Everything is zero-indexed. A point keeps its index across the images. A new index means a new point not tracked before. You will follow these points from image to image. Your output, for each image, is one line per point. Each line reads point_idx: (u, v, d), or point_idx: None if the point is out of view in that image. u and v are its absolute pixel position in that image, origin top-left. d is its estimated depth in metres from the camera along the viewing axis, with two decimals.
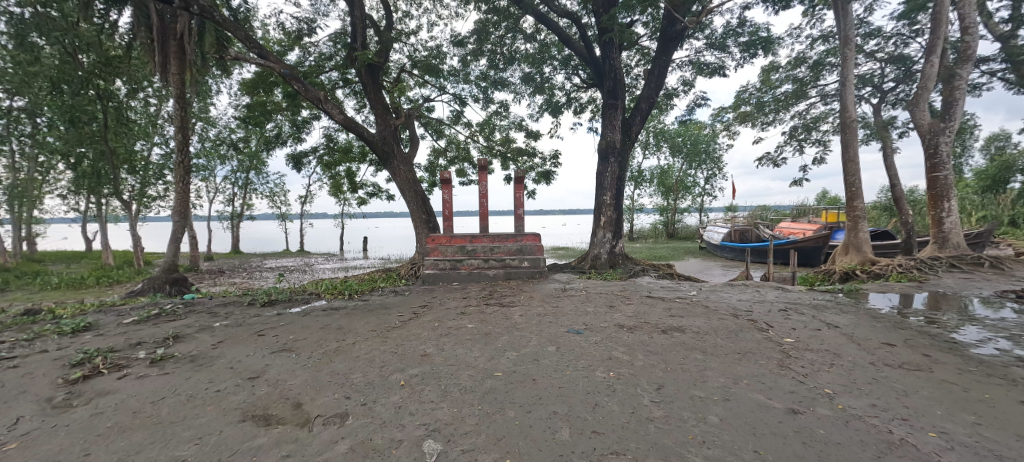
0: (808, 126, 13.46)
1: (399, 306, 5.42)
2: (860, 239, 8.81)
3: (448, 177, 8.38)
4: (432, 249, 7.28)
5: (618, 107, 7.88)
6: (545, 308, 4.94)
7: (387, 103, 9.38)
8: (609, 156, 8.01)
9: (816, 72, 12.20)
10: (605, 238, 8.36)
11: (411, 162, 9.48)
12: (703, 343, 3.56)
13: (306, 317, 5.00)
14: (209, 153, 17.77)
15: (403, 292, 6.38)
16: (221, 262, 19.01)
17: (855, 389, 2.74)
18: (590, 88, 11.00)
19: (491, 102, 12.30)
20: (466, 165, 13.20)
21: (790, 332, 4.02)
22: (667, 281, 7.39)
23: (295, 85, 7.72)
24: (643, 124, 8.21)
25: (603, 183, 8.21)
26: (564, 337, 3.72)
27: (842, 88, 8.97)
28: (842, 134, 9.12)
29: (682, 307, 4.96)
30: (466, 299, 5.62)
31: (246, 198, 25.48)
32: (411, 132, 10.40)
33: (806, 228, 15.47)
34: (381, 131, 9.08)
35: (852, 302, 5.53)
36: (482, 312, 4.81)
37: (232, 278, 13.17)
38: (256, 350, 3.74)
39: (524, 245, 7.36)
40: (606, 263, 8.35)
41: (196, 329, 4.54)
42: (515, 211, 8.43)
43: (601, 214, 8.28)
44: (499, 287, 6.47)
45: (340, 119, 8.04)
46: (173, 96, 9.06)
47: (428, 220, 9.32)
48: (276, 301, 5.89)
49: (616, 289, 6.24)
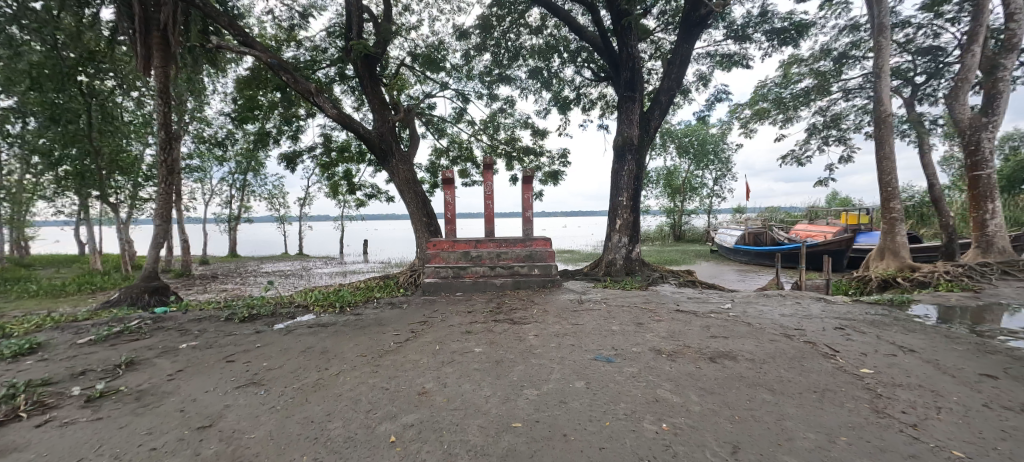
0: (829, 124, 12.79)
1: (395, 322, 4.77)
2: (897, 244, 8.11)
3: (451, 177, 7.74)
4: (432, 255, 6.59)
5: (636, 99, 7.23)
6: (563, 325, 4.27)
7: (385, 98, 8.73)
8: (626, 153, 7.36)
9: (839, 65, 11.52)
10: (620, 243, 7.70)
11: (411, 161, 8.83)
12: (765, 377, 2.89)
13: (287, 337, 4.34)
14: (204, 154, 17.18)
15: (402, 304, 5.73)
16: (217, 266, 18.45)
17: (992, 451, 2.07)
18: (600, 83, 10.38)
19: (495, 99, 11.67)
20: (469, 165, 12.56)
21: (861, 359, 3.35)
22: (692, 290, 6.71)
23: (284, 77, 7.08)
24: (662, 119, 7.55)
25: (619, 183, 7.55)
26: (593, 368, 3.05)
27: (877, 80, 8.33)
28: (876, 129, 8.45)
29: (722, 325, 4.29)
30: (471, 314, 4.96)
31: (244, 201, 24.90)
32: (410, 130, 9.76)
33: (825, 230, 14.76)
34: (378, 127, 8.41)
35: (911, 317, 4.85)
36: (491, 330, 4.16)
37: (224, 284, 12.57)
38: (218, 383, 3.08)
39: (534, 250, 6.66)
40: (622, 270, 7.70)
41: (157, 353, 3.88)
42: (523, 214, 7.77)
43: (616, 217, 7.62)
44: (507, 299, 5.82)
45: (334, 114, 7.38)
46: (155, 93, 8.50)
47: (429, 223, 8.67)
48: (258, 316, 5.25)
49: (639, 301, 5.57)
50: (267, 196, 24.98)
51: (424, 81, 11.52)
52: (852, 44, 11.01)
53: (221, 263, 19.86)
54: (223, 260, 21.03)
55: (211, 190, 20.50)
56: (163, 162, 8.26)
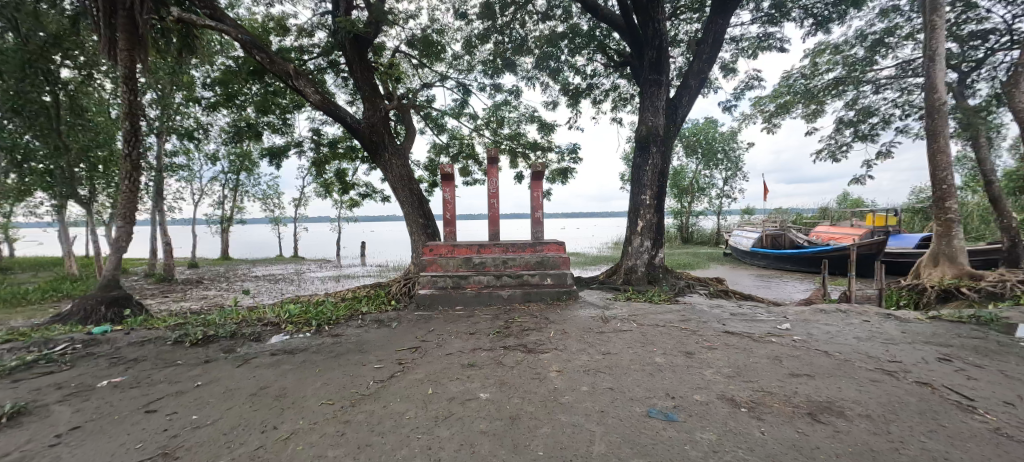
0: (857, 118, 11.88)
1: (378, 348, 3.84)
2: (955, 249, 7.20)
3: (450, 172, 6.76)
4: (428, 262, 5.68)
5: (663, 83, 6.32)
6: (592, 355, 3.35)
7: (376, 84, 7.79)
8: (650, 145, 6.44)
9: (872, 53, 10.60)
10: (642, 247, 6.79)
11: (406, 154, 7.88)
12: (909, 454, 1.97)
13: (241, 371, 3.41)
14: (191, 154, 16.29)
15: (392, 321, 4.83)
16: (205, 270, 17.58)
17: None
18: (615, 71, 9.48)
19: (499, 90, 10.75)
20: (470, 163, 11.69)
21: (1016, 416, 2.42)
22: (729, 304, 5.79)
23: (258, 56, 6.14)
24: (691, 106, 6.64)
25: (641, 180, 6.63)
26: (651, 434, 2.11)
27: (929, 65, 7.43)
28: (927, 120, 7.55)
29: (797, 357, 3.35)
30: (474, 337, 4.04)
31: (236, 201, 24.00)
32: (405, 122, 8.84)
33: (850, 233, 13.82)
34: (368, 116, 7.46)
35: (1018, 342, 3.93)
36: (500, 364, 3.23)
37: (206, 291, 11.68)
38: (113, 457, 2.15)
39: (545, 255, 5.76)
40: (645, 278, 6.80)
41: (64, 396, 2.96)
42: (532, 214, 6.85)
43: (638, 219, 6.72)
44: (517, 314, 4.91)
45: (316, 100, 6.50)
46: (120, 79, 7.55)
47: (426, 225, 7.75)
48: (217, 338, 4.31)
49: (675, 320, 4.62)
50: (261, 197, 24.08)
51: (422, 71, 10.63)
52: (887, 29, 10.09)
53: (209, 266, 18.94)
54: (213, 263, 20.18)
55: (201, 190, 19.59)
56: (125, 158, 7.35)
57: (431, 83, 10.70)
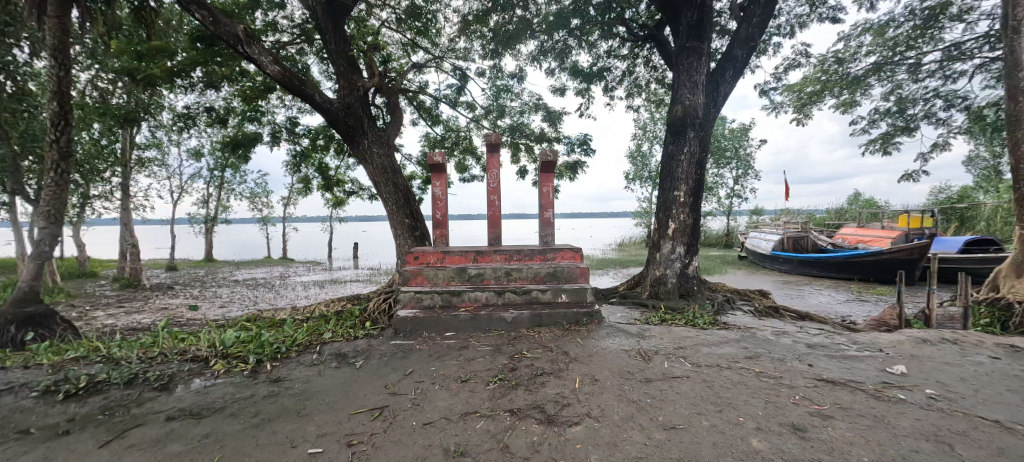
0: (897, 107, 10.71)
1: (323, 410, 2.61)
2: None
3: (440, 162, 5.47)
4: (412, 274, 4.48)
5: (704, 52, 5.14)
6: (649, 433, 2.16)
7: (355, 58, 6.54)
8: (686, 128, 5.23)
9: (919, 32, 9.40)
10: (673, 254, 5.60)
11: (390, 143, 6.66)
12: None
13: (104, 455, 2.20)
14: (166, 149, 15.07)
15: (359, 355, 3.62)
16: (182, 273, 16.35)
17: None
18: (633, 49, 8.27)
19: (500, 75, 9.53)
20: (468, 157, 10.53)
21: None
22: (790, 328, 4.60)
23: (197, 12, 4.95)
24: (735, 82, 5.45)
25: (674, 172, 5.42)
26: None
27: (1013, 36, 6.22)
28: (1009, 103, 6.35)
29: (964, 438, 2.16)
30: (467, 388, 2.83)
31: (222, 200, 22.77)
32: (391, 107, 7.66)
33: (884, 236, 12.63)
34: (343, 97, 6.24)
35: None
36: (506, 453, 2.02)
37: (171, 299, 10.46)
38: None
39: (558, 265, 4.58)
40: (676, 291, 5.63)
41: None
42: (539, 214, 5.65)
43: (669, 219, 5.53)
44: (525, 346, 3.72)
45: (275, 71, 5.33)
46: (49, 51, 6.27)
47: (413, 227, 6.54)
48: (107, 385, 3.07)
49: (739, 357, 3.43)
50: (247, 195, 22.82)
51: (412, 51, 9.38)
52: (941, 3, 8.86)
53: (187, 269, 17.69)
54: (195, 266, 18.95)
55: (179, 187, 18.27)
56: (52, 144, 6.03)
57: (422, 66, 9.47)
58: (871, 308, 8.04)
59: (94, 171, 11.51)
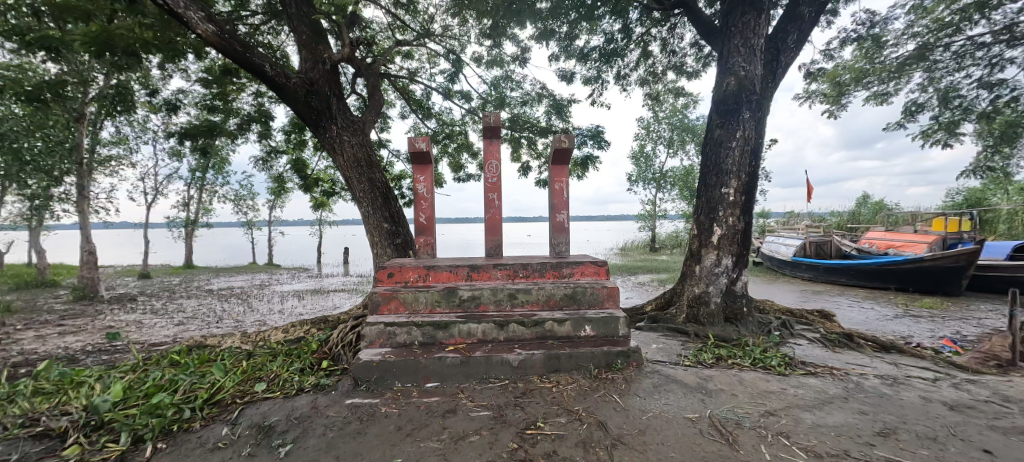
0: (941, 97, 9.62)
1: None
2: None
3: (423, 150, 4.28)
4: (384, 299, 3.31)
5: (764, 8, 4.06)
6: None
7: (321, 23, 5.34)
8: (740, 107, 4.14)
9: (973, 12, 8.32)
10: (719, 267, 4.42)
11: (365, 130, 5.49)
12: None
13: None
14: (135, 147, 13.85)
15: (289, 429, 2.41)
16: (154, 281, 15.03)
17: None
18: (655, 27, 7.17)
19: (500, 58, 8.38)
20: (463, 155, 9.38)
21: None
22: (891, 370, 3.43)
23: None
24: (800, 49, 4.33)
25: (724, 162, 4.27)
26: None
27: None
28: None
29: None
30: None
31: (204, 203, 21.51)
32: (370, 90, 6.50)
33: (920, 239, 11.52)
34: (306, 71, 5.07)
35: None
36: None
37: (123, 314, 9.14)
38: None
39: (578, 285, 3.43)
40: (722, 315, 4.45)
41: None
42: (550, 216, 4.49)
43: (714, 224, 4.38)
44: (540, 411, 2.53)
45: (209, 33, 4.21)
46: None
47: (394, 231, 5.34)
48: None
49: (867, 434, 2.25)
50: (232, 197, 21.59)
51: (400, 33, 8.21)
52: None
53: (161, 277, 16.36)
54: (171, 273, 17.63)
55: (154, 189, 17.02)
56: None
57: (411, 49, 8.34)
58: (935, 327, 6.88)
59: (44, 169, 10.22)
